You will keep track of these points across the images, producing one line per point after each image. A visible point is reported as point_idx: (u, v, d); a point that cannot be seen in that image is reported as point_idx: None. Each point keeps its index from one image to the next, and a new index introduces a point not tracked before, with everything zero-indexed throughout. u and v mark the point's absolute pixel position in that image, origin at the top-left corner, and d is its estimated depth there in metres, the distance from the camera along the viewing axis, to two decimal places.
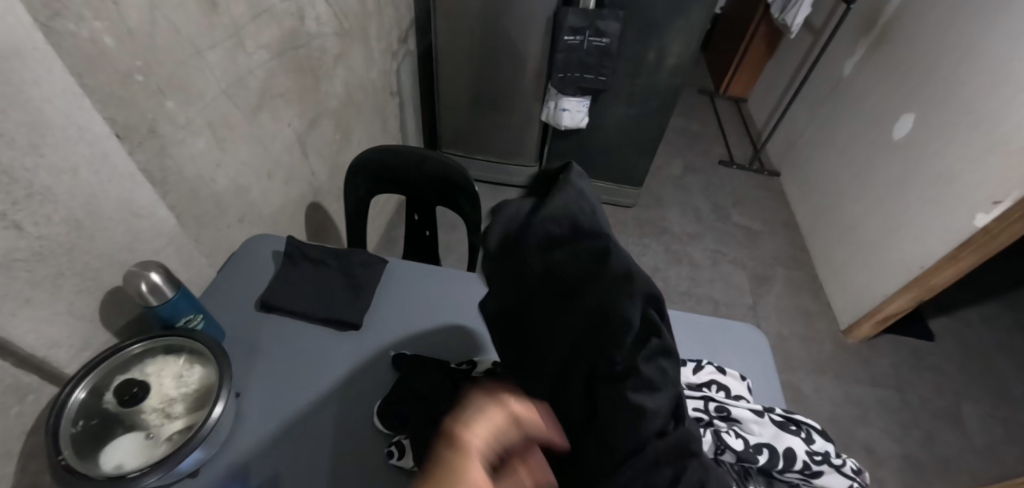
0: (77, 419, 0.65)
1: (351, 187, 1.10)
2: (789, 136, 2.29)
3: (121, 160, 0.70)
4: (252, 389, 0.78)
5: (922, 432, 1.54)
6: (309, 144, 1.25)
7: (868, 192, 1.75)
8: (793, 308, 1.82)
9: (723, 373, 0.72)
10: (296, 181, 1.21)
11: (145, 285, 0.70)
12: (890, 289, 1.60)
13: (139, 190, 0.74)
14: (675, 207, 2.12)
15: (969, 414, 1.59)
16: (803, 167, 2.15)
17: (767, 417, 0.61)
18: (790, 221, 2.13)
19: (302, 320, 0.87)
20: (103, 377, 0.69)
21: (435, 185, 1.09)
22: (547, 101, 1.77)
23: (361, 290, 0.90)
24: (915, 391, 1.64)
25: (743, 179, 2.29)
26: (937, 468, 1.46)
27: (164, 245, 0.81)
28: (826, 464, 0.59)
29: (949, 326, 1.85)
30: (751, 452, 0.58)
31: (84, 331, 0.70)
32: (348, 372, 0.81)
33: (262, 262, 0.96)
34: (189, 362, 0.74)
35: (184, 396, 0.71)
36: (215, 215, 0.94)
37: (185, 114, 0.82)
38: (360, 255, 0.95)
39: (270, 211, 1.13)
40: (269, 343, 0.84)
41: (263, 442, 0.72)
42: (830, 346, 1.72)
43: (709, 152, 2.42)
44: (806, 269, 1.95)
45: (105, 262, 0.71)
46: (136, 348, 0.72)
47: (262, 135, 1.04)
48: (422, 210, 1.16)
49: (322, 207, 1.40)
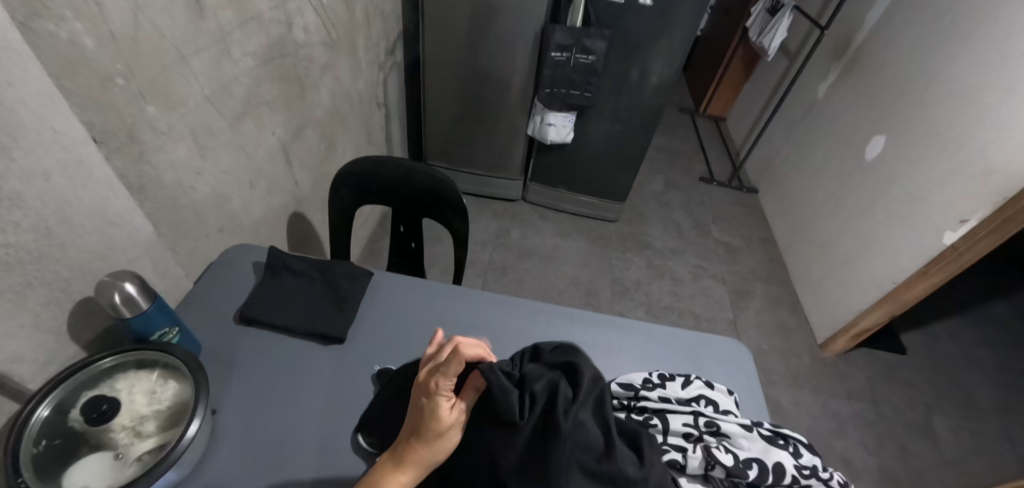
0: (39, 439, 0.61)
1: (336, 198, 1.09)
2: (766, 155, 2.36)
3: (98, 165, 0.68)
4: (229, 407, 0.74)
5: (896, 444, 1.57)
6: (293, 153, 1.22)
7: (842, 210, 1.80)
8: (772, 322, 1.85)
9: (711, 387, 0.71)
10: (279, 191, 1.19)
11: (118, 296, 0.67)
12: (864, 304, 1.64)
13: (115, 197, 0.72)
14: (657, 222, 2.15)
15: (940, 426, 1.63)
16: (780, 185, 2.21)
17: (755, 432, 0.62)
18: (768, 237, 2.18)
19: (284, 334, 0.85)
20: (69, 394, 0.65)
21: (422, 197, 1.08)
22: (533, 116, 1.79)
23: (344, 302, 0.88)
24: (889, 404, 1.67)
25: (723, 196, 2.34)
26: (911, 480, 1.49)
27: (139, 255, 0.78)
28: (815, 478, 0.59)
29: (919, 340, 1.91)
30: (741, 467, 0.58)
31: (50, 345, 0.67)
32: (331, 387, 0.79)
33: (242, 273, 0.93)
34: (162, 377, 0.71)
35: (156, 413, 0.68)
36: (194, 224, 0.91)
37: (166, 120, 0.80)
38: (344, 267, 0.93)
39: (251, 220, 1.10)
40: (247, 358, 0.81)
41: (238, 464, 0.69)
42: (807, 360, 1.76)
43: (690, 169, 2.47)
44: (784, 284, 2.00)
45: (76, 271, 0.67)
46: (106, 362, 0.69)
47: (245, 143, 1.02)
48: (408, 222, 1.14)
49: (305, 218, 1.37)
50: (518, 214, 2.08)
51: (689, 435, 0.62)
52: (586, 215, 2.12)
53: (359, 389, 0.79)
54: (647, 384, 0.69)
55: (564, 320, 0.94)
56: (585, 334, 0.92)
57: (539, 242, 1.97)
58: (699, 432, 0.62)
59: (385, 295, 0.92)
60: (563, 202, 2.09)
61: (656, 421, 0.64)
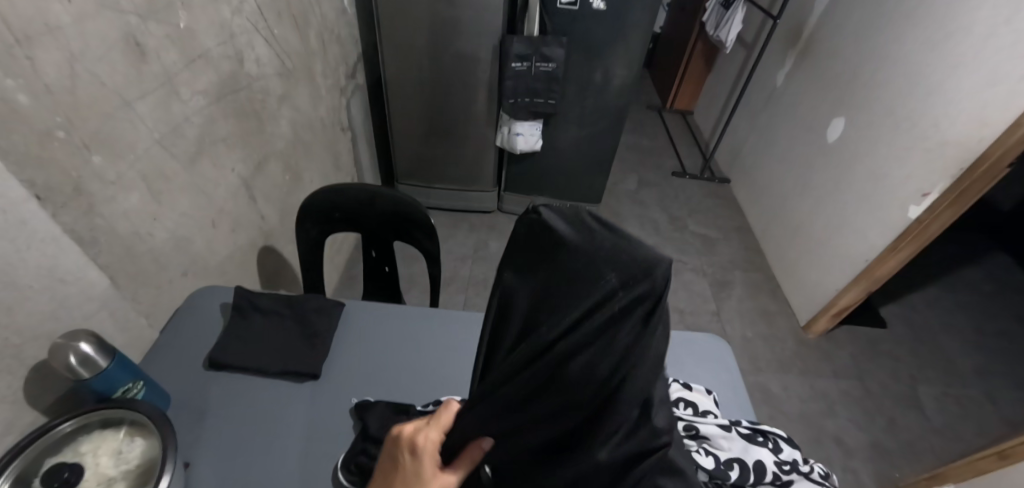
0: None
1: (302, 229, 1.07)
2: (734, 145, 2.40)
3: (42, 224, 0.66)
4: (203, 459, 0.72)
5: (885, 418, 1.59)
6: (256, 187, 1.20)
7: (811, 193, 1.84)
8: (754, 309, 1.87)
9: (689, 389, 0.72)
10: (244, 227, 1.17)
11: (74, 357, 0.64)
12: (841, 283, 1.67)
13: (64, 253, 0.69)
14: (633, 220, 2.16)
15: (926, 396, 1.66)
16: (750, 173, 2.24)
17: (735, 431, 0.61)
18: (743, 225, 2.21)
19: (257, 376, 0.82)
20: (30, 463, 0.62)
21: (390, 221, 1.07)
22: (500, 127, 1.79)
23: (315, 337, 0.86)
24: (875, 379, 1.70)
25: (696, 189, 2.37)
26: (902, 452, 1.51)
27: (96, 310, 0.76)
28: (796, 473, 0.59)
29: (898, 313, 1.94)
30: (723, 468, 0.56)
31: (5, 415, 0.64)
32: (307, 427, 0.77)
33: (210, 317, 0.90)
34: (129, 434, 0.68)
35: (125, 473, 0.65)
36: (154, 271, 0.88)
37: (115, 169, 0.78)
38: (314, 300, 0.91)
39: (217, 260, 1.08)
40: (218, 406, 0.78)
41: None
42: (792, 343, 1.78)
43: (661, 165, 2.49)
44: (763, 270, 2.02)
45: (27, 337, 0.65)
46: (67, 426, 0.65)
47: (203, 183, 0.99)
48: (379, 247, 1.13)
49: (276, 251, 1.35)
50: (494, 225, 2.08)
51: None
52: None
53: (336, 425, 0.77)
54: None
55: None
56: None
57: None
58: None
59: (358, 324, 0.91)
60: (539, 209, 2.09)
61: None
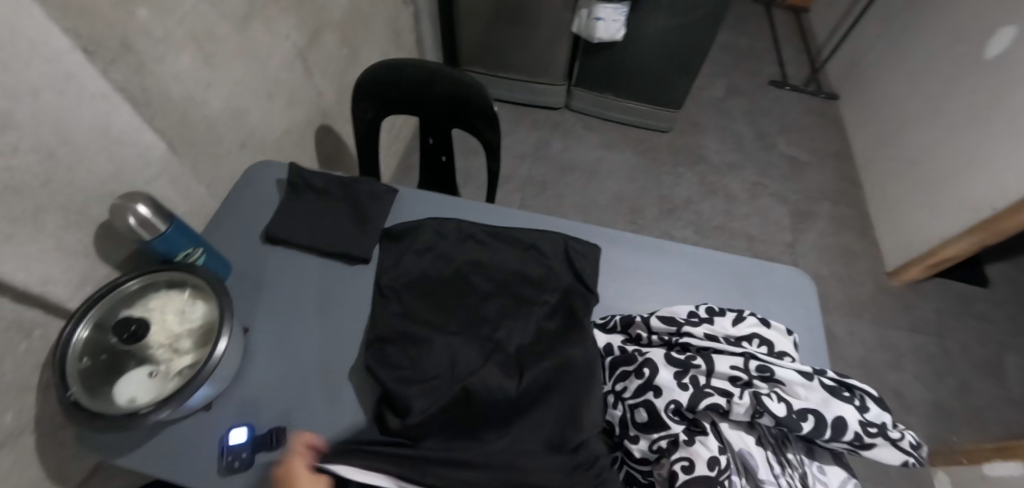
0: (82, 356, 0.64)
1: (357, 110, 1.00)
2: (853, 54, 2.01)
3: (91, 80, 0.63)
4: (261, 328, 0.75)
5: (957, 380, 1.47)
6: (312, 60, 1.13)
7: (941, 121, 1.54)
8: (836, 247, 1.69)
9: (767, 325, 0.62)
10: (300, 102, 1.12)
11: (132, 219, 0.63)
12: (952, 230, 1.45)
13: (117, 112, 0.67)
14: (715, 133, 1.94)
15: (1013, 366, 1.50)
16: (866, 90, 1.90)
17: (816, 381, 0.54)
18: (843, 151, 1.93)
19: (311, 254, 0.82)
20: (104, 314, 0.66)
21: (450, 106, 0.99)
22: (579, 10, 1.56)
23: (367, 222, 0.83)
24: (958, 339, 1.55)
25: (795, 103, 2.06)
26: (967, 417, 1.41)
27: (155, 175, 0.75)
28: (881, 437, 0.51)
29: (1006, 272, 1.70)
30: (794, 418, 0.51)
31: (81, 267, 0.67)
32: (346, 308, 0.77)
33: (266, 191, 0.89)
34: (192, 296, 0.70)
35: (189, 331, 0.68)
36: (212, 141, 0.87)
37: (162, 26, 0.72)
38: (367, 184, 0.87)
39: (273, 136, 1.05)
40: (272, 278, 0.80)
41: (273, 382, 0.71)
42: (871, 288, 1.62)
43: (759, 71, 2.16)
44: (856, 205, 1.79)
45: (91, 195, 0.65)
46: (132, 284, 0.69)
47: (256, 50, 0.93)
48: (437, 134, 1.06)
49: (333, 131, 1.31)
50: (560, 124, 1.93)
51: (736, 379, 0.55)
52: (635, 125, 1.92)
53: (356, 304, 0.78)
54: (692, 318, 0.62)
55: (605, 241, 0.87)
56: (624, 257, 0.85)
57: (583, 156, 1.83)
58: (748, 376, 0.55)
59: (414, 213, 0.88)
60: (610, 110, 1.90)
61: (699, 361, 0.57)
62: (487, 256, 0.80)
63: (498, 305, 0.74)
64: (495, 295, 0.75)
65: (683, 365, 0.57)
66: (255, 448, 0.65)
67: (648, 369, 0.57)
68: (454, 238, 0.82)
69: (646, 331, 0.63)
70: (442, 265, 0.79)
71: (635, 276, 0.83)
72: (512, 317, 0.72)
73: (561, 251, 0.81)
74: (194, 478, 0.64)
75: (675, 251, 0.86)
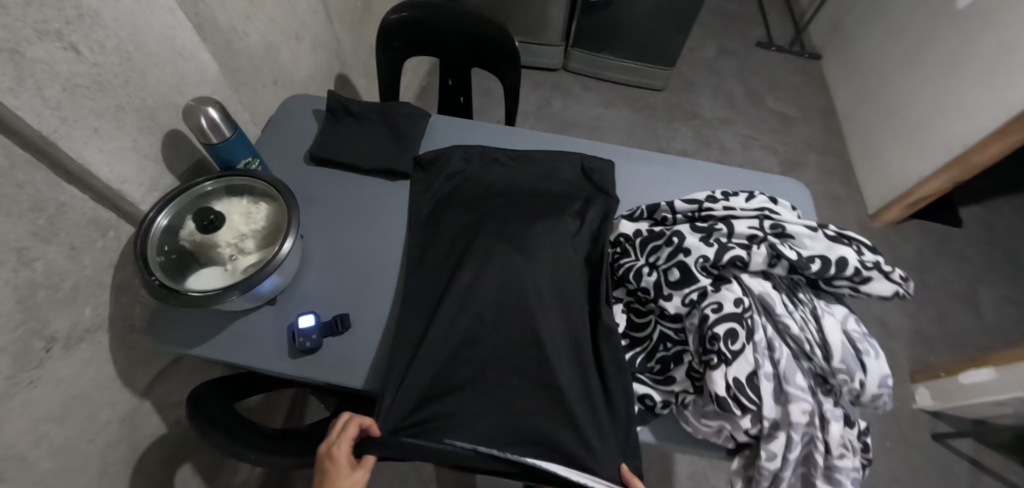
0: (162, 246, 0.70)
1: (384, 47, 1.06)
2: (835, 15, 2.11)
3: None
4: (314, 234, 0.81)
5: (935, 309, 1.60)
6: (333, 6, 1.18)
7: (918, 71, 1.65)
8: (823, 193, 1.80)
9: (775, 202, 0.70)
10: (324, 46, 1.17)
11: (204, 120, 0.69)
12: (928, 170, 1.57)
13: (180, 27, 0.72)
14: (707, 91, 2.03)
15: (985, 297, 1.64)
16: (848, 48, 2.01)
17: (821, 233, 0.62)
18: (827, 106, 2.04)
19: (352, 173, 0.88)
20: (180, 210, 0.73)
21: (471, 46, 1.06)
22: None
23: (406, 141, 0.89)
24: (935, 273, 1.67)
25: (781, 63, 2.16)
26: (944, 341, 1.54)
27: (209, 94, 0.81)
28: (877, 271, 0.59)
29: (978, 214, 1.84)
30: (805, 260, 0.60)
31: (151, 172, 0.72)
32: (391, 219, 0.83)
33: (305, 120, 0.95)
34: (254, 201, 0.76)
35: (254, 233, 0.73)
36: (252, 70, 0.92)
37: None
38: (404, 109, 0.93)
39: (301, 75, 1.10)
40: (322, 192, 0.86)
41: (331, 281, 0.77)
42: (855, 230, 1.74)
43: (746, 34, 2.25)
44: (840, 155, 1.91)
45: (160, 102, 0.71)
46: (209, 186, 0.75)
47: None
48: (457, 75, 1.13)
49: (351, 81, 1.36)
50: (559, 85, 2.00)
51: (753, 236, 0.63)
52: (631, 85, 2.00)
53: (397, 215, 0.84)
54: (711, 198, 0.70)
55: (625, 159, 0.94)
56: (643, 173, 0.93)
57: (583, 114, 1.91)
58: (763, 233, 0.63)
59: (444, 136, 0.94)
60: (607, 70, 1.98)
61: (721, 226, 0.65)
62: (514, 174, 0.87)
63: (528, 208, 0.80)
64: (525, 203, 0.81)
65: (706, 230, 0.65)
66: (323, 332, 0.71)
67: (677, 238, 0.66)
68: (480, 162, 0.88)
69: (670, 212, 0.71)
70: (471, 186, 0.85)
71: (653, 188, 0.91)
72: (544, 217, 0.78)
73: (577, 170, 0.88)
74: (268, 360, 0.70)
75: (688, 166, 0.95)
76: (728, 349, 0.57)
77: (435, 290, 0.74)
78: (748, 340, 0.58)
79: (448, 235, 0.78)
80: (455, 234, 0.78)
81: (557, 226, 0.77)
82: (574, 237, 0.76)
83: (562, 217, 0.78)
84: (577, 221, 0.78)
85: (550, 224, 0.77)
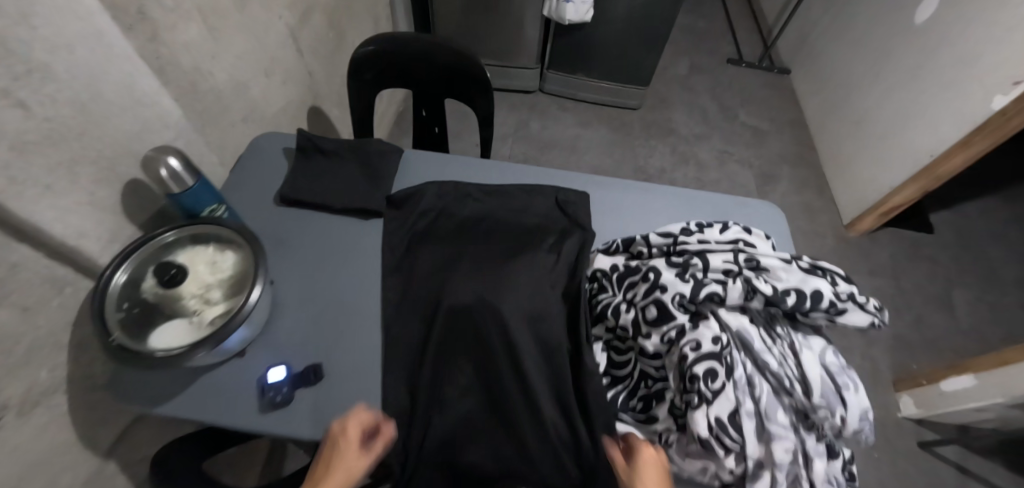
0: (121, 303, 0.66)
1: (354, 79, 1.04)
2: (801, 30, 2.17)
3: (116, 40, 0.66)
4: (285, 279, 0.79)
5: (914, 315, 1.62)
6: (303, 40, 1.16)
7: (882, 83, 1.70)
8: (799, 204, 1.83)
9: (749, 233, 0.70)
10: (294, 80, 1.15)
11: (164, 171, 0.66)
12: (899, 179, 1.60)
13: (139, 74, 0.70)
14: (682, 108, 2.06)
15: (960, 299, 1.67)
16: (815, 62, 2.06)
17: (795, 265, 0.62)
18: (798, 118, 2.08)
19: (325, 212, 0.86)
20: (140, 264, 0.70)
21: (444, 76, 1.05)
22: None
23: (379, 179, 0.87)
24: (911, 279, 1.70)
25: (752, 78, 2.20)
26: (924, 347, 1.56)
27: (173, 138, 0.78)
28: (852, 302, 0.59)
29: (948, 219, 1.88)
30: (780, 295, 0.60)
31: (110, 223, 0.69)
32: (364, 260, 0.81)
33: (275, 158, 0.93)
34: (219, 248, 0.73)
35: (219, 282, 0.71)
36: (219, 110, 0.90)
37: None
38: (375, 145, 0.91)
39: (271, 111, 1.07)
40: (293, 234, 0.84)
41: (303, 328, 0.75)
42: (832, 239, 1.76)
43: (717, 50, 2.30)
44: (813, 166, 1.94)
45: (119, 151, 0.68)
46: (168, 236, 0.72)
47: (253, 25, 0.96)
48: (431, 105, 1.11)
49: (324, 112, 1.34)
50: (536, 106, 2.00)
51: (729, 271, 0.63)
52: (607, 104, 2.02)
53: (369, 256, 0.81)
54: (686, 230, 0.70)
55: (599, 186, 0.94)
56: (617, 200, 0.92)
57: (561, 134, 1.92)
58: (739, 267, 0.63)
59: (418, 170, 0.93)
60: (582, 91, 1.99)
61: (696, 261, 0.65)
62: (489, 210, 0.85)
63: (502, 244, 0.79)
64: (498, 241, 0.79)
65: (682, 265, 0.65)
66: (294, 384, 0.69)
67: (653, 273, 0.65)
68: (453, 198, 0.86)
69: (645, 246, 0.71)
70: (445, 223, 0.83)
71: (627, 215, 0.91)
72: (519, 254, 0.76)
73: (550, 203, 0.87)
74: (237, 417, 0.67)
75: (664, 193, 0.95)
76: (707, 388, 0.56)
77: (416, 335, 0.72)
78: (727, 378, 0.57)
79: (422, 278, 0.76)
80: (429, 276, 0.76)
81: (533, 262, 0.75)
82: (551, 273, 0.75)
83: (536, 253, 0.77)
84: (552, 257, 0.77)
85: (526, 260, 0.75)
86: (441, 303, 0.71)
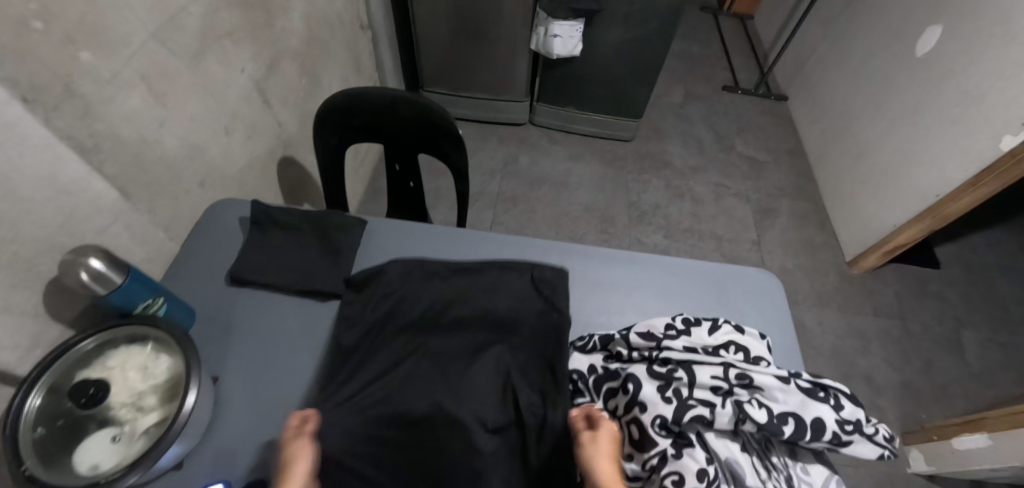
0: (36, 425, 0.59)
1: (320, 137, 0.98)
2: (798, 56, 2.11)
3: (34, 130, 0.59)
4: (233, 374, 0.72)
5: (922, 360, 1.54)
6: (270, 91, 1.10)
7: (884, 116, 1.63)
8: (799, 240, 1.76)
9: (741, 332, 0.65)
10: (260, 134, 1.08)
11: (85, 274, 0.60)
12: (902, 218, 1.53)
13: (64, 162, 0.64)
14: (677, 138, 1.99)
15: (970, 341, 1.59)
16: (813, 89, 2.00)
17: (793, 385, 0.58)
18: (796, 148, 2.01)
19: (280, 294, 0.80)
20: (59, 376, 0.62)
21: (416, 132, 0.98)
22: (536, 27, 1.58)
23: (339, 254, 0.82)
24: (918, 320, 1.62)
25: (748, 105, 2.14)
26: (934, 395, 1.47)
27: (109, 223, 0.72)
28: (857, 433, 0.55)
29: (955, 253, 1.80)
30: (776, 423, 0.55)
31: (30, 328, 0.63)
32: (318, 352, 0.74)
33: (228, 230, 0.87)
34: (154, 350, 0.67)
35: (154, 387, 0.65)
36: (168, 181, 0.83)
37: (108, 67, 0.69)
38: (335, 217, 0.86)
39: (234, 171, 1.01)
40: (243, 320, 0.77)
41: (247, 432, 0.67)
42: (834, 278, 1.68)
43: (712, 77, 2.24)
44: (813, 199, 1.87)
45: (39, 249, 0.62)
46: (89, 343, 0.64)
47: (211, 85, 0.90)
48: (403, 160, 1.04)
49: (297, 161, 1.28)
50: (525, 139, 1.94)
51: (718, 389, 0.57)
52: (599, 136, 1.96)
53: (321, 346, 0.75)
54: (670, 331, 0.65)
55: (579, 258, 0.88)
56: (597, 273, 0.86)
57: (551, 168, 1.85)
58: (729, 385, 0.58)
59: (384, 243, 0.87)
60: (573, 122, 1.93)
61: (681, 374, 0.59)
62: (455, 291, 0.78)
63: (470, 336, 0.72)
64: (464, 331, 0.73)
65: (665, 378, 0.58)
66: None
67: (632, 385, 0.58)
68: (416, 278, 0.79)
69: (626, 347, 0.65)
70: (408, 309, 0.76)
71: (608, 291, 0.84)
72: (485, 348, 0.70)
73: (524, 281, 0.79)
74: None
75: (650, 263, 0.88)
76: None
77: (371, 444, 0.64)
78: None
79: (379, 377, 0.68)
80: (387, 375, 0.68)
81: (497, 360, 0.69)
82: (519, 369, 0.68)
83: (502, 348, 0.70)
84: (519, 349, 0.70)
85: (489, 359, 0.69)
86: (400, 412, 0.64)
